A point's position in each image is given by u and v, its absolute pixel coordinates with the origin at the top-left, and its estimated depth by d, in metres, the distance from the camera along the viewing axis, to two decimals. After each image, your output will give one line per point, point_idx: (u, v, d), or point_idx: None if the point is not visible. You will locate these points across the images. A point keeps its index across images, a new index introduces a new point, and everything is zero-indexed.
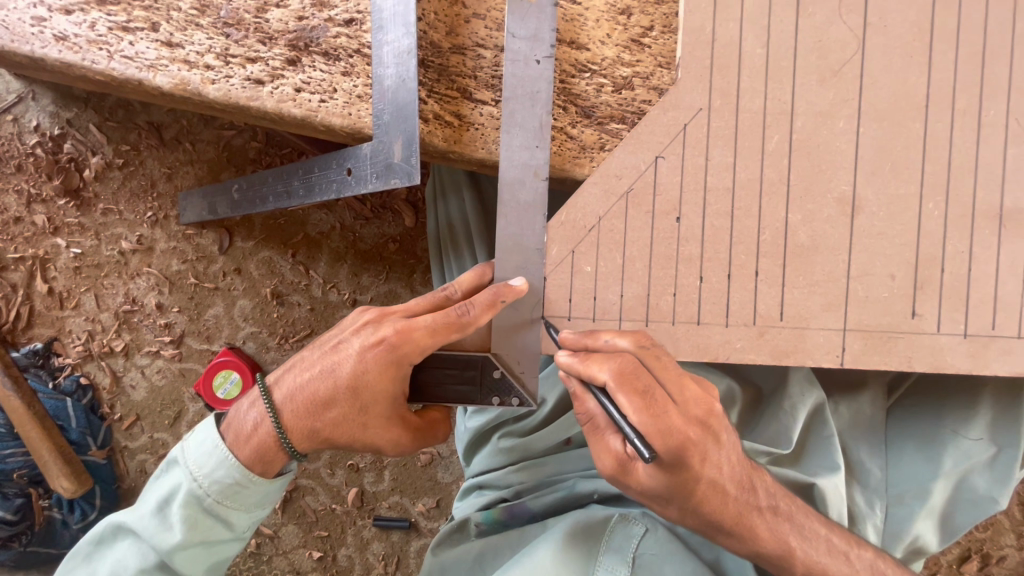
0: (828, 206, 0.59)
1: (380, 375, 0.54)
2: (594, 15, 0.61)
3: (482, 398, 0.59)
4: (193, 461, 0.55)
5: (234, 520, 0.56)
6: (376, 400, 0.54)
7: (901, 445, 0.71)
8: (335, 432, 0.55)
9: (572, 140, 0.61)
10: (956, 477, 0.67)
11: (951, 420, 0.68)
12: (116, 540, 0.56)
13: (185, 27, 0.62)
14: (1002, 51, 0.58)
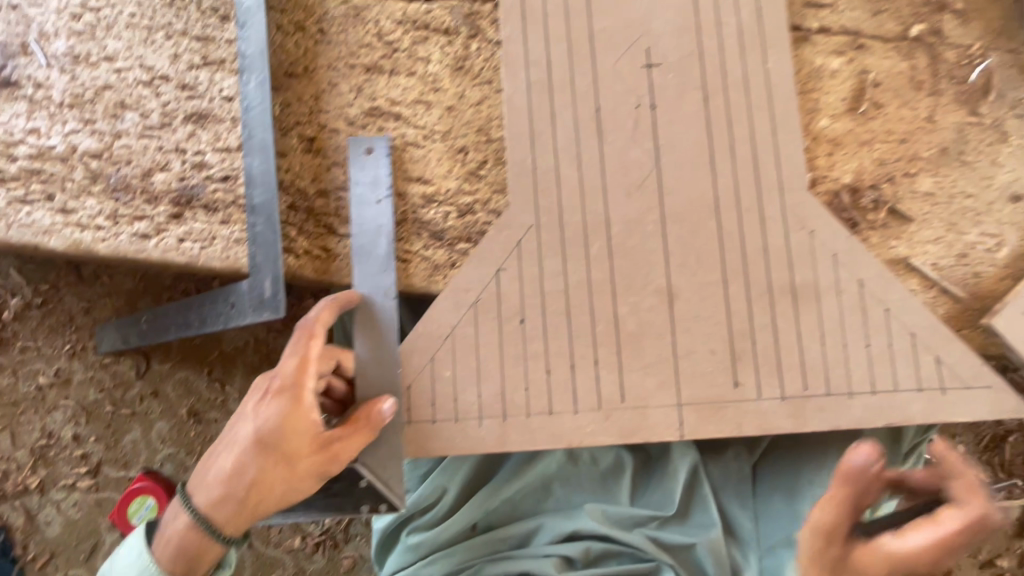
0: (649, 297, 0.68)
1: (280, 416, 0.58)
2: (436, 154, 0.72)
3: (349, 506, 0.65)
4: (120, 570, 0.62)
5: None
6: (286, 439, 0.58)
7: (769, 497, 0.78)
8: (261, 493, 0.59)
9: (425, 261, 0.70)
10: None
11: (808, 471, 0.77)
12: None
13: (78, 195, 0.70)
14: (772, 157, 0.70)
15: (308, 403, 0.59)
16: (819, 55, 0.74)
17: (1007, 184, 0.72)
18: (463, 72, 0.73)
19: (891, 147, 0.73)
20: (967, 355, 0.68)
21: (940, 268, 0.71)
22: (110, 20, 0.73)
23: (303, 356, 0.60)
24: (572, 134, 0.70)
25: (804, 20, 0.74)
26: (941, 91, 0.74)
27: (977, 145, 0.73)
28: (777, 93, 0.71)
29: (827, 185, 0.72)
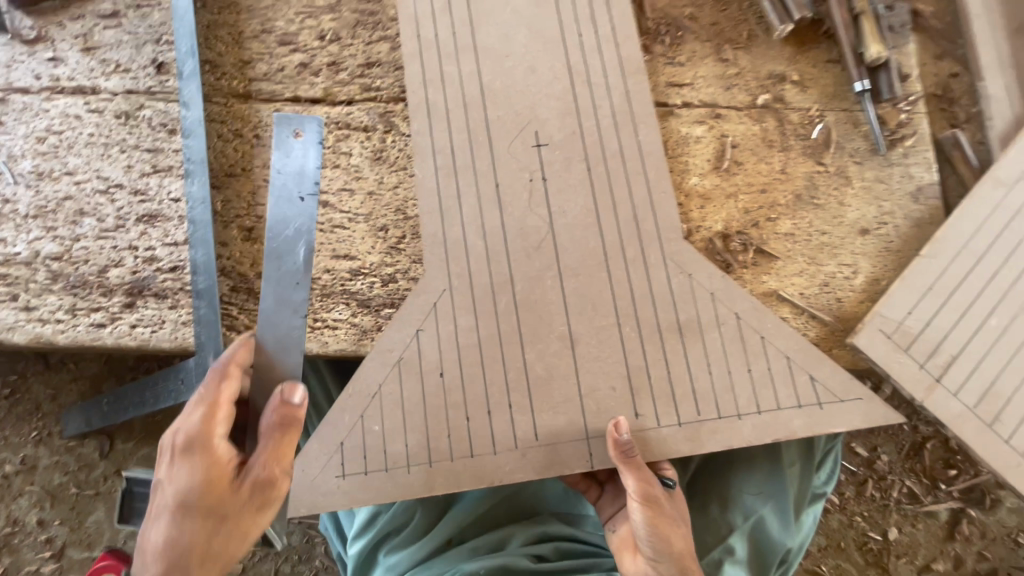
0: (553, 343, 0.77)
1: (199, 470, 0.65)
2: (361, 233, 0.82)
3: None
4: None
5: None
6: (209, 487, 0.65)
7: (706, 504, 0.88)
8: (205, 549, 0.67)
9: (355, 327, 0.79)
10: (751, 526, 0.85)
11: (738, 478, 0.88)
12: None
13: (41, 293, 0.79)
14: (650, 214, 0.82)
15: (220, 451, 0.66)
16: (683, 125, 0.88)
17: (856, 221, 0.84)
18: (382, 162, 0.85)
19: (753, 198, 0.85)
20: (837, 372, 0.77)
21: (806, 297, 0.82)
22: (71, 140, 0.84)
23: (200, 414, 0.66)
24: (476, 208, 0.82)
25: (667, 98, 0.89)
26: (790, 148, 0.87)
27: (825, 190, 0.86)
28: (648, 160, 0.84)
29: (701, 233, 0.84)
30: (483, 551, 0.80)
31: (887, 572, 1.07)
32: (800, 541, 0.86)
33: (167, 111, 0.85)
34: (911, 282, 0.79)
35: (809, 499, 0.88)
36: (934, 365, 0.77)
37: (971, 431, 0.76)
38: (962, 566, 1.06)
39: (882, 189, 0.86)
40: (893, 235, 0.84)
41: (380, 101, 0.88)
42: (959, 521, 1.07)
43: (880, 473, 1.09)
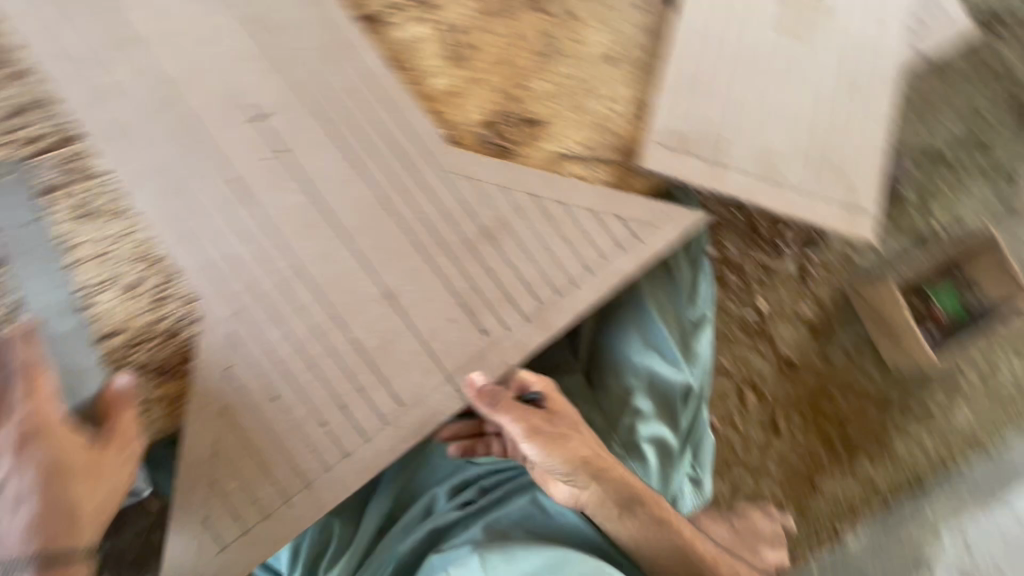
0: (373, 308, 0.72)
1: (55, 442, 0.61)
2: (112, 303, 0.70)
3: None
4: None
5: None
6: (74, 457, 0.62)
7: (603, 378, 0.89)
8: (92, 505, 0.63)
9: (162, 399, 0.69)
10: (648, 377, 0.88)
11: (620, 340, 0.90)
12: None
13: None
14: (408, 136, 0.77)
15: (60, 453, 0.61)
16: (401, 30, 0.81)
17: (600, 53, 0.84)
18: (92, 215, 0.70)
19: (499, 74, 0.81)
20: (638, 202, 0.79)
21: (587, 145, 0.81)
22: None
23: (29, 413, 0.60)
24: (226, 215, 0.72)
25: (370, 9, 0.81)
26: (512, 9, 0.83)
27: (561, 36, 0.83)
28: (380, 84, 0.77)
29: (467, 131, 0.79)
30: (415, 523, 0.79)
31: (773, 337, 1.18)
32: (700, 370, 0.91)
33: None
34: (667, 85, 0.82)
35: (690, 330, 0.92)
36: (713, 151, 0.81)
37: (764, 192, 0.81)
38: (821, 302, 1.21)
39: (609, 13, 0.85)
40: (637, 51, 0.85)
41: (52, 145, 0.70)
42: (806, 267, 1.20)
43: (734, 263, 1.18)
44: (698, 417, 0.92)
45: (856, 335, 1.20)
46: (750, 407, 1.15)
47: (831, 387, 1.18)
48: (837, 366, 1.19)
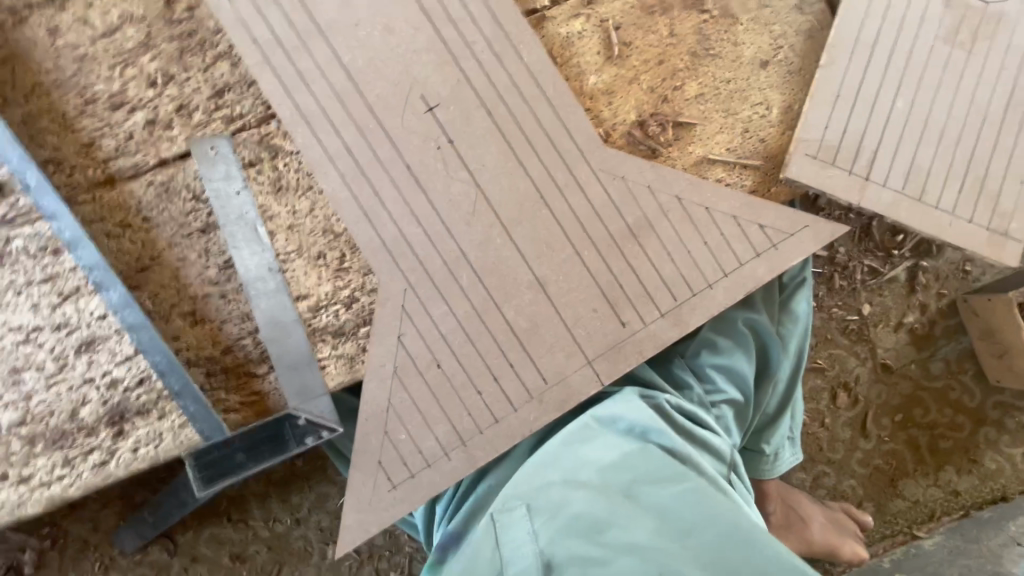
0: (526, 293, 0.80)
1: None
2: (301, 269, 0.79)
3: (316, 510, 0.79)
4: None
5: None
6: None
7: (699, 354, 0.95)
8: None
9: (341, 357, 0.80)
10: (736, 344, 0.94)
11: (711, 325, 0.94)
12: None
13: (28, 460, 0.77)
14: (565, 133, 0.81)
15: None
16: (561, 26, 0.83)
17: (754, 56, 0.84)
18: (286, 191, 0.80)
19: (653, 73, 0.83)
20: (781, 211, 0.82)
21: (733, 150, 0.84)
22: None
23: None
24: (398, 198, 0.79)
25: (535, 3, 0.83)
26: (671, 8, 0.84)
27: (717, 37, 0.84)
28: (542, 78, 0.81)
29: (618, 130, 0.83)
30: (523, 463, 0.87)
31: (871, 341, 1.20)
32: (800, 327, 0.98)
33: (38, 233, 0.77)
34: (822, 93, 0.82)
35: (783, 294, 0.98)
36: (860, 166, 0.82)
37: (907, 210, 0.82)
38: (927, 310, 1.21)
39: (768, 13, 0.85)
40: (791, 56, 0.84)
41: (250, 127, 0.80)
42: (916, 275, 1.19)
43: (841, 264, 1.17)
44: (797, 375, 1.01)
45: (958, 346, 1.22)
46: (840, 407, 1.20)
47: (922, 396, 1.21)
48: (933, 376, 1.21)
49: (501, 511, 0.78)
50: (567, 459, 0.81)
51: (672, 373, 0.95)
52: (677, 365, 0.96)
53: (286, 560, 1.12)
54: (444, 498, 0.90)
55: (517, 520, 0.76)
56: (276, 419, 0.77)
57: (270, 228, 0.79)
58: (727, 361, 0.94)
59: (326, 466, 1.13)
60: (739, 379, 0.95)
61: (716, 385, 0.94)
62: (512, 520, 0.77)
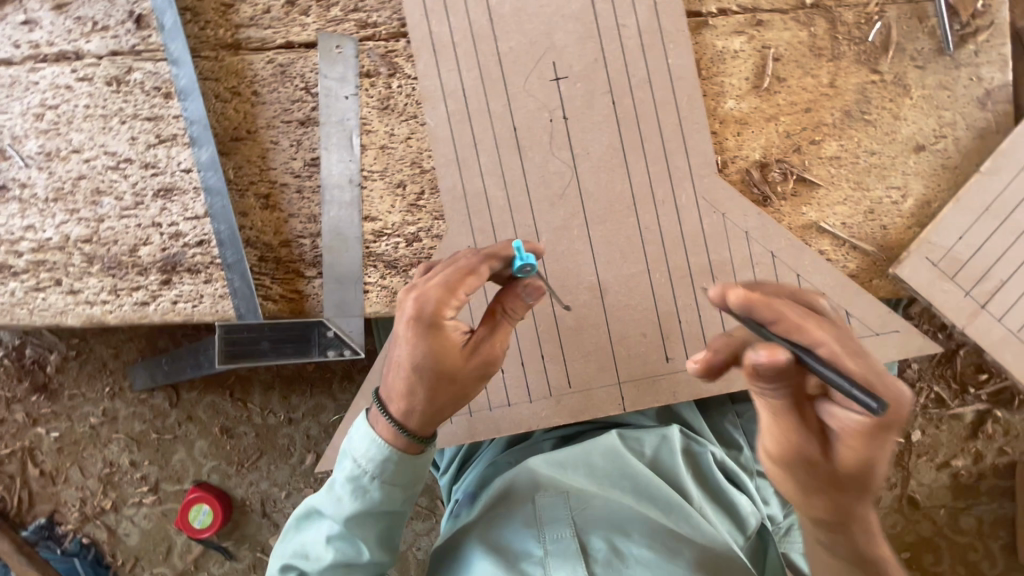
0: (582, 293, 0.77)
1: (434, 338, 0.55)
2: (379, 192, 0.79)
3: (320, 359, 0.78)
4: (359, 446, 0.59)
5: (366, 505, 0.60)
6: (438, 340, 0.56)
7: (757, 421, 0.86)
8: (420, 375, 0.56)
9: (385, 288, 0.80)
10: None
11: None
12: (313, 519, 0.63)
13: (81, 276, 0.81)
14: (681, 150, 0.77)
15: (438, 364, 0.55)
16: (719, 38, 0.78)
17: (910, 136, 0.77)
18: (390, 111, 0.79)
19: (797, 118, 0.77)
20: (874, 306, 0.76)
21: (849, 226, 0.77)
22: (69, 114, 0.81)
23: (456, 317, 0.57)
24: (494, 156, 0.77)
25: (701, 5, 0.78)
26: (841, 56, 0.77)
27: (879, 104, 0.77)
28: (679, 86, 0.76)
29: (737, 164, 0.78)
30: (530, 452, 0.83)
31: (907, 470, 1.12)
32: None
33: (158, 73, 0.80)
34: (967, 201, 0.75)
35: None
36: (980, 291, 0.75)
37: (1012, 355, 0.75)
38: (981, 461, 1.11)
39: (944, 97, 0.76)
40: (952, 149, 0.76)
41: (380, 39, 0.79)
42: (984, 422, 1.09)
43: (909, 381, 1.08)
44: None
45: (998, 510, 1.12)
46: None
47: (938, 543, 1.13)
48: (958, 529, 1.12)
49: (503, 513, 0.69)
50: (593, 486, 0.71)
51: (721, 426, 0.86)
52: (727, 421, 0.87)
53: (267, 451, 1.17)
54: (452, 457, 0.91)
55: (519, 536, 0.66)
56: (307, 322, 0.78)
57: (363, 141, 0.79)
58: None
59: (332, 381, 1.16)
60: None
61: None
62: (513, 531, 0.67)
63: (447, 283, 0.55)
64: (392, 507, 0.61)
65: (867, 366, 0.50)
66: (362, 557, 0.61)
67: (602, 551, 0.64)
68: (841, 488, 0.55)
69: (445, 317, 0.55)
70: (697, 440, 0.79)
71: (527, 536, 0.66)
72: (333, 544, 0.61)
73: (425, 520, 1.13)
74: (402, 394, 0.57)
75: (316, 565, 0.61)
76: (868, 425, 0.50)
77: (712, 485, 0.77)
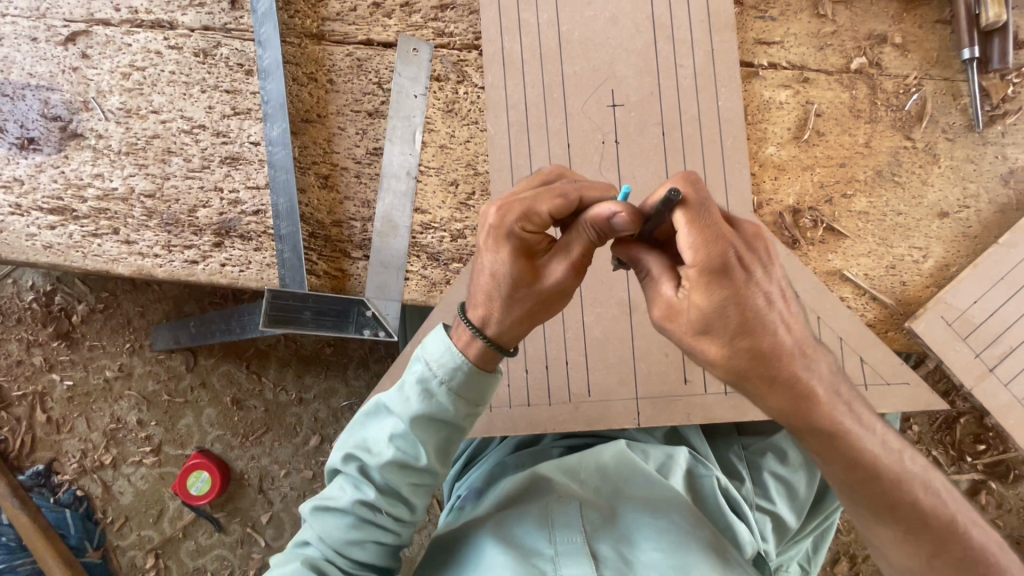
0: (612, 306, 0.81)
1: (512, 255, 0.57)
2: (432, 187, 0.84)
3: (355, 336, 0.82)
4: (429, 351, 0.62)
5: (433, 407, 0.61)
6: (517, 256, 0.57)
7: (763, 457, 0.86)
8: (504, 284, 0.58)
9: (425, 278, 0.83)
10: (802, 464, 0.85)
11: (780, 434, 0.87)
12: (379, 417, 0.65)
13: (139, 229, 0.85)
14: (721, 185, 0.82)
15: (515, 272, 0.57)
16: (767, 88, 0.84)
17: (935, 202, 0.82)
18: (454, 115, 0.84)
19: (831, 171, 0.82)
20: (888, 355, 0.79)
21: (871, 278, 0.82)
22: (153, 77, 0.86)
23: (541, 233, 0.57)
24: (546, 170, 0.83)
25: (753, 57, 0.84)
26: (878, 119, 0.83)
27: (909, 168, 0.82)
28: (725, 127, 0.82)
29: (771, 207, 0.82)
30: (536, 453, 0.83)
31: None
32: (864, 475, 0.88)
33: (243, 51, 0.86)
34: (984, 269, 0.79)
35: None
36: (989, 354, 0.78)
37: (1015, 421, 0.78)
38: None
39: (970, 170, 0.82)
40: (973, 219, 0.81)
41: (454, 48, 0.85)
42: (978, 491, 1.11)
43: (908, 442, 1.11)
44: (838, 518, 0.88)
45: None
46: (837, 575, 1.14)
47: None
48: None
49: (514, 506, 0.70)
50: (606, 491, 0.73)
51: (725, 457, 0.88)
52: (733, 452, 0.87)
53: (273, 428, 1.18)
54: (455, 455, 0.91)
55: (528, 532, 0.67)
56: (348, 299, 0.82)
57: (425, 138, 0.84)
58: (788, 475, 0.84)
59: (347, 366, 1.18)
60: (796, 499, 0.84)
61: (769, 494, 0.84)
62: (522, 526, 0.68)
63: (541, 194, 0.57)
64: (455, 417, 0.62)
65: (699, 217, 0.49)
66: (417, 462, 0.63)
67: (612, 557, 0.64)
68: (735, 337, 0.48)
69: (529, 230, 0.56)
70: (704, 463, 0.80)
71: (536, 535, 0.66)
72: (395, 442, 0.62)
73: None
74: (487, 301, 0.59)
75: (378, 459, 0.63)
76: (700, 275, 0.48)
77: (714, 511, 0.76)
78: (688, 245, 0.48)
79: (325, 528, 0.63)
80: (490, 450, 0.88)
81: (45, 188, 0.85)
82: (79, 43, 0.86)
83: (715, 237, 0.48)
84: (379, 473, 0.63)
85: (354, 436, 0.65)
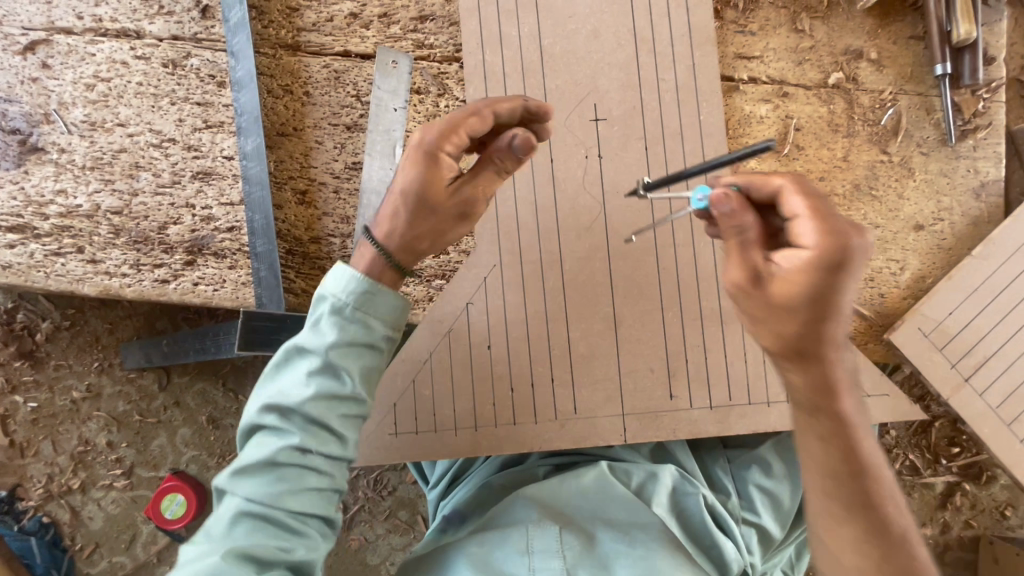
0: (597, 322, 0.81)
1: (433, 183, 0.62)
2: None
3: None
4: (340, 284, 0.63)
5: (350, 335, 0.62)
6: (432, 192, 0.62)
7: (748, 469, 0.86)
8: (418, 219, 0.63)
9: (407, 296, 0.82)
10: (785, 475, 0.85)
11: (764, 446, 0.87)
12: (294, 362, 0.63)
13: (105, 247, 0.81)
14: None
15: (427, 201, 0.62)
16: (748, 102, 0.84)
17: (911, 215, 0.83)
18: None
19: None
20: (869, 367, 0.80)
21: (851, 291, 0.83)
22: (120, 89, 0.82)
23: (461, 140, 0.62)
24: (529, 184, 0.82)
25: (734, 72, 0.84)
26: (856, 133, 0.84)
27: (886, 182, 0.83)
28: (708, 141, 0.82)
29: None
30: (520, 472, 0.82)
31: None
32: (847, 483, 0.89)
33: (215, 62, 0.83)
34: (959, 280, 0.80)
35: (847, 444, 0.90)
36: (964, 364, 0.80)
37: (989, 429, 0.80)
38: (945, 531, 1.15)
39: (944, 183, 0.83)
40: (947, 232, 0.83)
41: (434, 60, 0.83)
42: (953, 493, 1.14)
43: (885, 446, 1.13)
44: None
45: None
46: None
47: None
48: None
49: (496, 534, 0.69)
50: (587, 516, 0.73)
51: (711, 470, 0.87)
52: (718, 464, 0.87)
53: None
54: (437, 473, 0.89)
55: (508, 557, 0.67)
56: None
57: (406, 152, 0.82)
58: (772, 487, 0.85)
59: None
60: (780, 509, 0.84)
61: (754, 506, 0.84)
62: (503, 551, 0.68)
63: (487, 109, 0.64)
64: (370, 343, 0.63)
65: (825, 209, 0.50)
66: (336, 401, 0.62)
67: None
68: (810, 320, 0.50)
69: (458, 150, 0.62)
70: (689, 480, 0.79)
71: (517, 560, 0.67)
72: (312, 379, 0.61)
73: (402, 534, 1.12)
74: (391, 221, 0.63)
75: (296, 402, 0.61)
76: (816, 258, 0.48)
77: (699, 529, 0.77)
78: (811, 230, 0.49)
79: (245, 494, 0.60)
80: (475, 469, 0.86)
81: (4, 206, 0.81)
82: (39, 52, 0.82)
83: (840, 227, 0.49)
84: (294, 420, 0.61)
85: (268, 389, 0.63)
